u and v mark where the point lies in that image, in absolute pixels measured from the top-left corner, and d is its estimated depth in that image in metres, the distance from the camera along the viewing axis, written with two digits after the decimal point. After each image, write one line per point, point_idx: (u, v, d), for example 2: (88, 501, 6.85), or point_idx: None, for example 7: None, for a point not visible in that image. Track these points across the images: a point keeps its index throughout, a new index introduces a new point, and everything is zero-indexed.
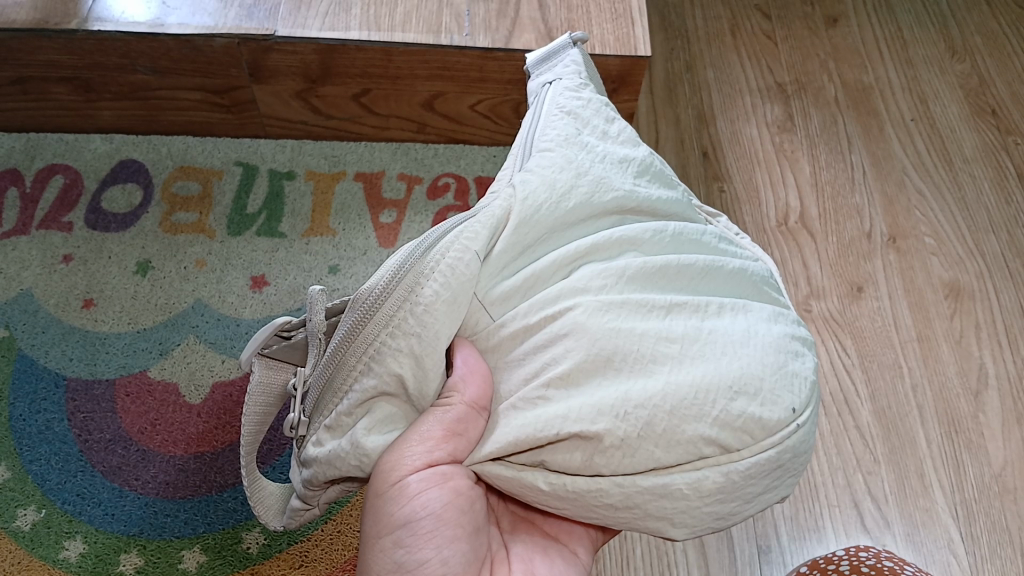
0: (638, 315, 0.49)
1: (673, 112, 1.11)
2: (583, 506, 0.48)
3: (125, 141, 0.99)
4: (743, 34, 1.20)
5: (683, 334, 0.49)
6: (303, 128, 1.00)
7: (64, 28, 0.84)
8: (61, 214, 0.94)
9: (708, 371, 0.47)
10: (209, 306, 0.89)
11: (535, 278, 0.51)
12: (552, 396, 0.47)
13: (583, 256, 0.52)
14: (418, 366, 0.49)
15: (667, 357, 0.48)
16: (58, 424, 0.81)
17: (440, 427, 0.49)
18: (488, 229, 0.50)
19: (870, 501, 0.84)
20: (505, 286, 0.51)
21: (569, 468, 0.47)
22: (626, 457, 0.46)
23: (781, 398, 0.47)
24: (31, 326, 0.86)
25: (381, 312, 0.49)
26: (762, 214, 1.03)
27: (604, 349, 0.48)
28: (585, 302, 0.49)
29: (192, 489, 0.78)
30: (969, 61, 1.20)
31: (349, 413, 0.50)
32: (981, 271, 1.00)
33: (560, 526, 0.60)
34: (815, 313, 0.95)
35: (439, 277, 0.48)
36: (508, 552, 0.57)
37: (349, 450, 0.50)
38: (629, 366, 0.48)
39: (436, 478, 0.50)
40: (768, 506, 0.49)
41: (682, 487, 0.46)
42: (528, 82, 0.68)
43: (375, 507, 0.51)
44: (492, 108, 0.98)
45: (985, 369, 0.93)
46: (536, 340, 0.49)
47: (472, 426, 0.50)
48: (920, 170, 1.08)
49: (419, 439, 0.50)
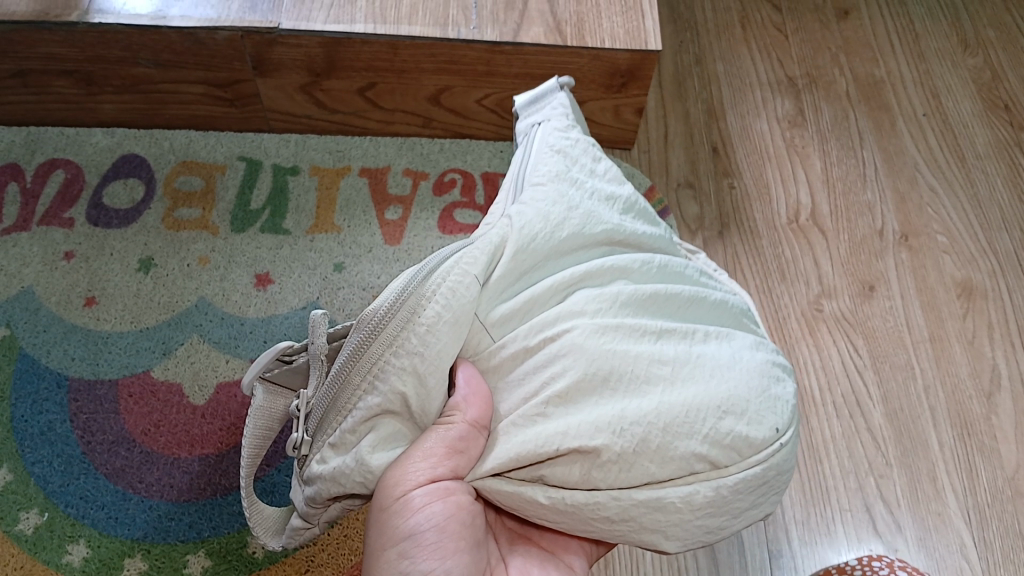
0: (631, 338, 0.49)
1: (682, 105, 1.09)
2: (580, 520, 0.47)
3: (126, 135, 0.97)
4: (753, 26, 1.18)
5: (674, 357, 0.49)
6: (307, 123, 0.98)
7: (64, 20, 0.82)
8: (62, 210, 0.92)
9: (698, 393, 0.48)
10: (212, 304, 0.88)
11: (532, 302, 0.50)
12: (551, 413, 0.47)
13: (579, 280, 0.52)
14: (421, 385, 0.48)
15: (661, 379, 0.48)
16: (61, 424, 0.80)
17: (442, 445, 0.48)
18: (487, 256, 0.50)
19: (882, 504, 0.83)
20: (503, 309, 0.50)
21: (567, 481, 0.47)
22: (623, 471, 0.46)
23: (765, 418, 0.48)
24: (32, 325, 0.85)
25: (387, 332, 0.48)
26: (773, 211, 1.01)
27: (603, 368, 0.48)
28: (584, 324, 0.49)
29: (198, 491, 0.78)
30: (981, 55, 1.18)
31: (353, 430, 0.49)
32: (993, 270, 0.99)
33: (556, 540, 0.59)
34: (827, 312, 0.94)
35: (441, 299, 0.48)
36: (506, 565, 0.56)
37: (354, 467, 0.48)
38: (624, 387, 0.48)
39: (438, 492, 0.49)
40: (752, 522, 0.50)
41: (675, 500, 0.46)
42: (518, 124, 0.69)
43: (379, 522, 0.49)
44: (499, 103, 0.96)
45: (998, 370, 0.92)
46: (536, 361, 0.49)
47: (474, 443, 0.49)
48: (932, 166, 1.07)
49: (421, 454, 0.48)
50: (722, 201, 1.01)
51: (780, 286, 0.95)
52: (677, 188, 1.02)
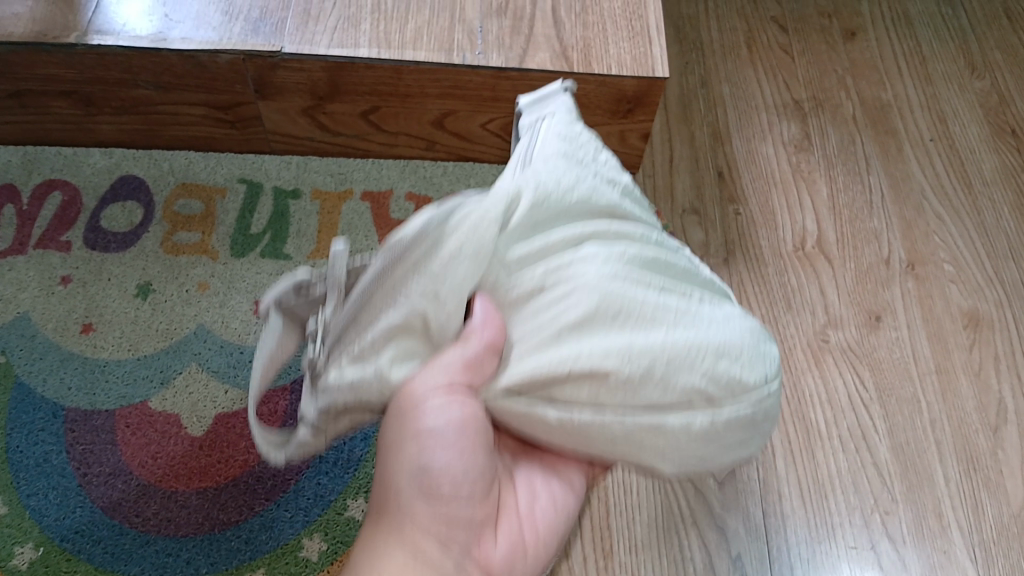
0: (638, 276, 0.49)
1: (688, 128, 1.08)
2: (585, 441, 0.49)
3: (125, 156, 0.96)
4: (759, 48, 1.17)
5: (676, 305, 0.49)
6: (309, 145, 0.97)
7: (63, 42, 0.81)
8: (60, 233, 0.91)
9: (697, 336, 0.48)
10: (212, 332, 0.86)
11: (545, 250, 0.48)
12: (564, 338, 0.47)
13: (587, 237, 0.50)
14: (439, 304, 0.47)
15: (668, 321, 0.48)
16: (56, 456, 0.79)
17: (461, 361, 0.48)
18: (503, 201, 0.47)
19: (888, 542, 0.82)
20: (517, 256, 0.48)
21: (575, 401, 0.47)
22: (631, 395, 0.47)
23: (756, 365, 0.49)
24: (28, 352, 0.84)
25: (411, 256, 0.47)
26: (779, 238, 1.00)
27: (616, 302, 0.47)
28: (596, 265, 0.48)
29: (195, 526, 0.76)
30: (988, 79, 1.17)
31: (370, 343, 0.47)
32: (1000, 300, 0.98)
33: (558, 457, 0.58)
34: (833, 343, 0.93)
35: (465, 233, 0.46)
36: (511, 479, 0.56)
37: (375, 381, 0.48)
38: (631, 325, 0.47)
39: (457, 400, 0.48)
40: (739, 460, 0.51)
41: (675, 425, 0.47)
42: (518, 120, 0.65)
43: (398, 421, 0.49)
44: (504, 127, 0.95)
45: (1005, 403, 0.91)
46: (546, 300, 0.48)
47: (491, 363, 0.48)
48: (939, 192, 1.06)
49: (441, 365, 0.48)
50: (728, 227, 1.00)
51: (786, 316, 0.94)
52: (682, 213, 1.01)
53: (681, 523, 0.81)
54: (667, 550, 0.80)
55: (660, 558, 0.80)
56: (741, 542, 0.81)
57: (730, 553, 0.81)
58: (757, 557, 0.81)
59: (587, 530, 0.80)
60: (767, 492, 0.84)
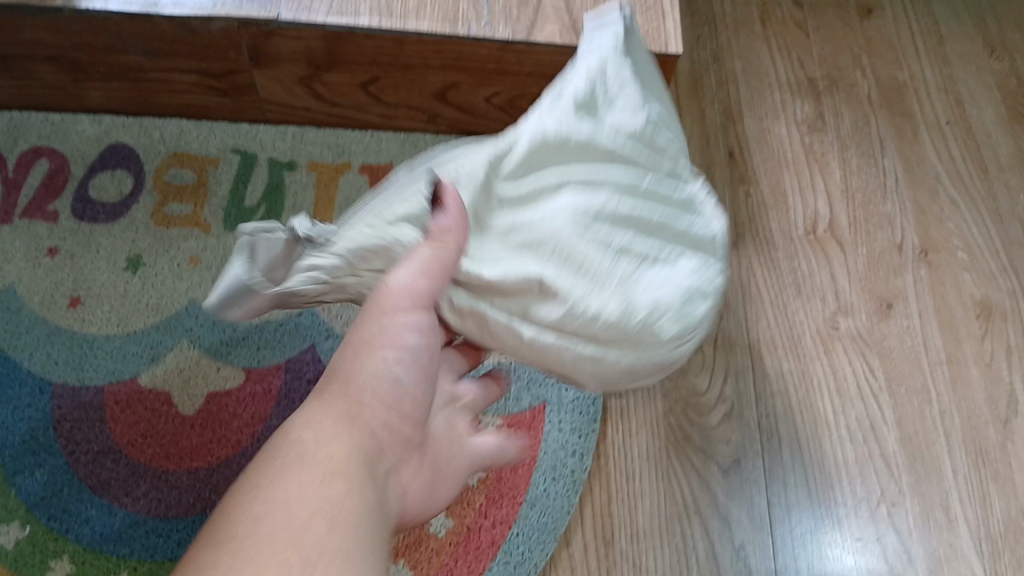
0: (613, 206, 0.53)
1: (698, 105, 1.04)
2: (533, 356, 0.56)
3: (114, 123, 0.92)
4: (774, 21, 1.12)
5: (633, 255, 0.53)
6: (306, 115, 0.93)
7: (48, 5, 0.76)
8: (47, 202, 0.88)
9: (638, 289, 0.53)
10: (204, 307, 0.84)
11: (528, 197, 0.55)
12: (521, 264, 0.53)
13: (570, 183, 0.54)
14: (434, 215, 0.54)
15: (622, 267, 0.53)
16: (43, 434, 0.76)
17: (425, 272, 0.51)
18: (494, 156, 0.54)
19: (894, 535, 0.81)
20: (504, 197, 0.55)
21: (525, 317, 0.54)
22: (569, 322, 0.53)
23: (683, 319, 0.53)
24: (13, 326, 0.81)
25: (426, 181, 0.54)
26: (789, 222, 0.97)
27: (570, 246, 0.52)
28: (564, 216, 0.53)
29: (186, 507, 0.75)
30: (1007, 60, 1.14)
31: (383, 210, 0.55)
32: (1013, 290, 0.96)
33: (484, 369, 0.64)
34: (843, 331, 0.91)
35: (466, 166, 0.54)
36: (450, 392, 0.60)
37: (387, 241, 0.53)
38: (579, 270, 0.52)
39: (416, 318, 0.53)
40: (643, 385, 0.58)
41: (591, 355, 0.54)
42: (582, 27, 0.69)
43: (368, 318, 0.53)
44: (508, 101, 0.91)
45: (1015, 396, 0.89)
46: (519, 242, 0.54)
47: (448, 266, 0.52)
48: (954, 177, 1.03)
49: (414, 266, 0.52)
50: (738, 208, 0.97)
51: (795, 302, 0.92)
52: None
53: (684, 512, 0.80)
54: (669, 539, 0.79)
55: (662, 547, 0.78)
56: (745, 533, 0.79)
57: (733, 544, 0.79)
58: (761, 548, 0.79)
59: (588, 517, 0.78)
60: (772, 482, 0.82)
